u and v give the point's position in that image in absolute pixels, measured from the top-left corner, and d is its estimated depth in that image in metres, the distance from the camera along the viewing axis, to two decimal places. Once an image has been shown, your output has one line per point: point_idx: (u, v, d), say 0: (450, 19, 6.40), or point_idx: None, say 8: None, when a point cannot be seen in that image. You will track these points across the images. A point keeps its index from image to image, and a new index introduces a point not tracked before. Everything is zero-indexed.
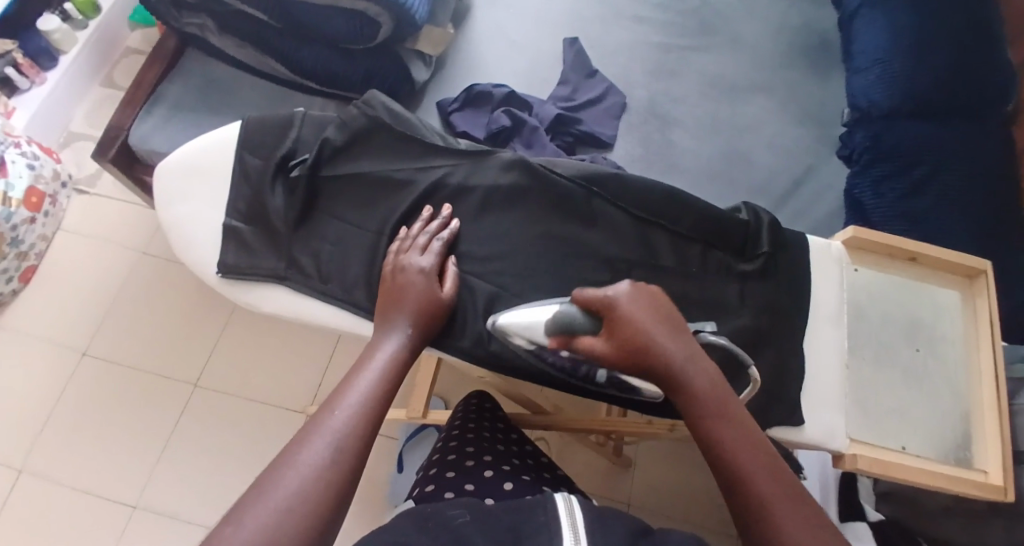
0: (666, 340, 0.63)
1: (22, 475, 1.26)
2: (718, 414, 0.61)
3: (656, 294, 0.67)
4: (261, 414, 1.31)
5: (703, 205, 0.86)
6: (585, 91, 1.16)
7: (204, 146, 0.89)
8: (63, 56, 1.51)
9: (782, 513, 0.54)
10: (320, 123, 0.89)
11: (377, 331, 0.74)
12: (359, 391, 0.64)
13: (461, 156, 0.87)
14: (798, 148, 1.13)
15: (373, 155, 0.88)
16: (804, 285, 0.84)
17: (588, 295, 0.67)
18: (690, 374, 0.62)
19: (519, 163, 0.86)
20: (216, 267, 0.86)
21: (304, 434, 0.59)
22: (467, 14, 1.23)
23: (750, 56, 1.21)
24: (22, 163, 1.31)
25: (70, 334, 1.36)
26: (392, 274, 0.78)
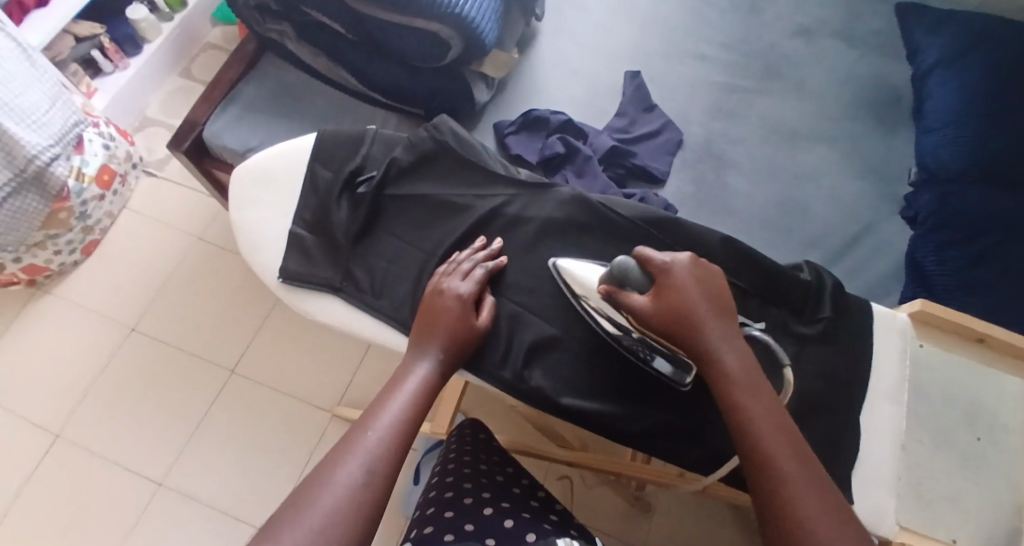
0: (711, 318, 0.69)
1: (58, 440, 1.30)
2: (752, 393, 0.65)
3: (709, 268, 0.73)
4: (289, 408, 1.33)
5: (760, 259, 0.85)
6: (642, 125, 1.16)
7: (279, 155, 0.93)
8: (147, 45, 1.58)
9: (796, 486, 0.59)
10: (390, 142, 0.91)
11: (410, 353, 0.74)
12: (393, 412, 0.66)
13: (521, 188, 0.88)
14: (858, 203, 1.10)
15: (435, 179, 0.90)
16: (864, 355, 0.82)
17: (650, 256, 0.72)
18: (726, 354, 0.67)
19: (578, 200, 0.87)
20: (278, 273, 0.87)
21: (340, 452, 0.62)
22: (535, 40, 1.25)
23: (817, 105, 1.19)
24: (98, 142, 1.36)
25: (120, 309, 1.41)
26: (431, 296, 0.78)
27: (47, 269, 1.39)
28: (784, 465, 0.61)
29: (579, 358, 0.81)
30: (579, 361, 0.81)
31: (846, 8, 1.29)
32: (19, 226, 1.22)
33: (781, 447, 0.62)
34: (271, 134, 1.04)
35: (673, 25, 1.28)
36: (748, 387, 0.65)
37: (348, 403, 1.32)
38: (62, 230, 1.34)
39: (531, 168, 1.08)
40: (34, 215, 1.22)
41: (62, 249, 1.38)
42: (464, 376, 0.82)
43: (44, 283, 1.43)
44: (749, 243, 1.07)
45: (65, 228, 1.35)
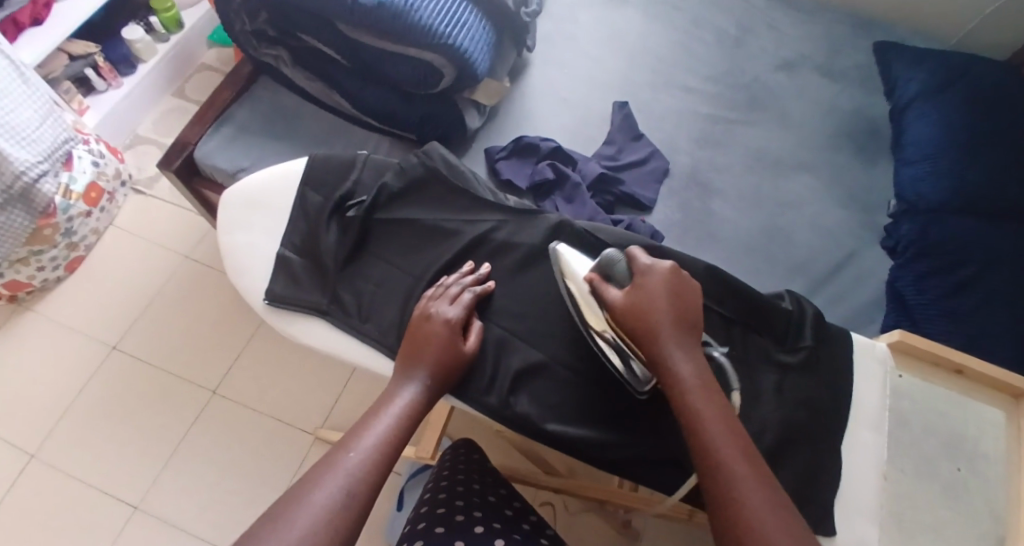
0: (671, 326, 0.69)
1: (33, 460, 1.28)
2: (705, 400, 0.65)
3: (686, 279, 0.73)
4: (271, 430, 1.31)
5: (742, 287, 0.86)
6: (629, 153, 1.17)
7: (269, 177, 0.93)
8: (141, 65, 1.59)
9: (750, 498, 0.58)
10: (380, 166, 0.92)
11: (395, 378, 0.74)
12: (375, 434, 0.66)
13: (509, 213, 0.89)
14: (841, 233, 1.12)
15: (424, 204, 0.90)
16: (845, 384, 0.83)
17: (636, 256, 0.74)
18: (682, 361, 0.67)
19: (565, 226, 0.87)
20: (264, 294, 0.87)
21: (319, 471, 0.61)
22: (526, 68, 1.27)
23: (801, 137, 1.22)
24: (88, 159, 1.36)
25: (102, 327, 1.40)
26: (419, 320, 0.78)
27: (29, 286, 1.37)
28: (733, 470, 0.60)
29: (566, 383, 0.82)
30: (566, 386, 0.82)
31: (829, 45, 1.32)
32: (3, 243, 1.21)
33: (732, 454, 0.61)
34: (263, 156, 1.04)
35: (661, 57, 1.30)
36: (702, 394, 0.65)
37: (331, 426, 1.31)
38: (46, 247, 1.33)
39: (520, 193, 1.09)
40: (19, 232, 1.22)
41: (46, 265, 1.36)
42: (452, 401, 0.82)
43: (26, 300, 1.42)
44: (734, 271, 1.08)
45: (49, 245, 1.34)
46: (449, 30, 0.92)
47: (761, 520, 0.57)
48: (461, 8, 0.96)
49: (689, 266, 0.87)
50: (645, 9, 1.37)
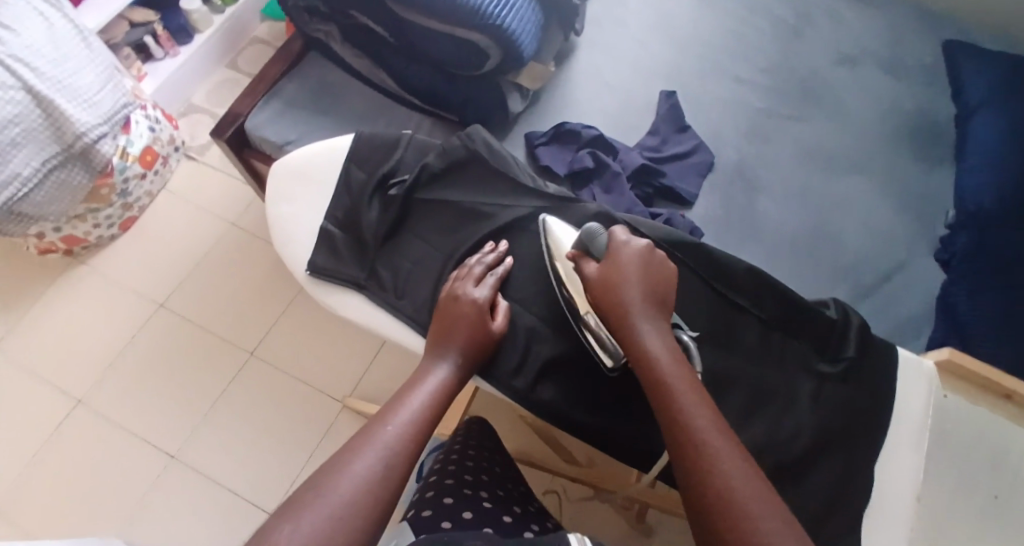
0: (641, 301, 0.71)
1: (78, 407, 1.34)
2: (674, 373, 0.66)
3: (660, 262, 0.75)
4: (303, 396, 1.35)
5: (783, 290, 0.85)
6: (673, 144, 1.16)
7: (315, 152, 0.96)
8: (198, 35, 1.64)
9: (719, 453, 0.59)
10: (423, 147, 0.94)
11: (427, 356, 0.76)
12: (409, 409, 0.68)
13: (546, 200, 0.90)
14: (891, 240, 1.10)
15: (466, 184, 0.92)
16: (884, 400, 0.82)
17: (616, 232, 0.77)
18: (653, 338, 0.69)
19: (604, 217, 0.88)
20: (306, 265, 0.90)
21: (359, 442, 0.64)
22: (573, 53, 1.26)
23: (854, 138, 1.19)
24: (145, 123, 1.41)
25: (150, 285, 1.46)
26: (447, 301, 0.80)
27: (84, 241, 1.43)
28: (705, 433, 0.61)
29: (589, 374, 0.83)
30: (591, 376, 0.83)
31: (890, 42, 1.28)
32: (61, 199, 1.26)
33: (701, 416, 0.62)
34: (311, 129, 1.06)
35: (712, 48, 1.28)
36: (672, 369, 0.66)
37: (360, 396, 1.35)
38: (103, 206, 1.39)
39: (558, 179, 1.09)
40: (78, 189, 1.27)
41: (101, 223, 1.42)
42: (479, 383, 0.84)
43: (81, 255, 1.48)
44: (774, 273, 1.07)
45: (105, 204, 1.39)
46: (496, 11, 0.92)
47: (730, 471, 0.58)
48: None
49: (728, 265, 0.86)
50: None
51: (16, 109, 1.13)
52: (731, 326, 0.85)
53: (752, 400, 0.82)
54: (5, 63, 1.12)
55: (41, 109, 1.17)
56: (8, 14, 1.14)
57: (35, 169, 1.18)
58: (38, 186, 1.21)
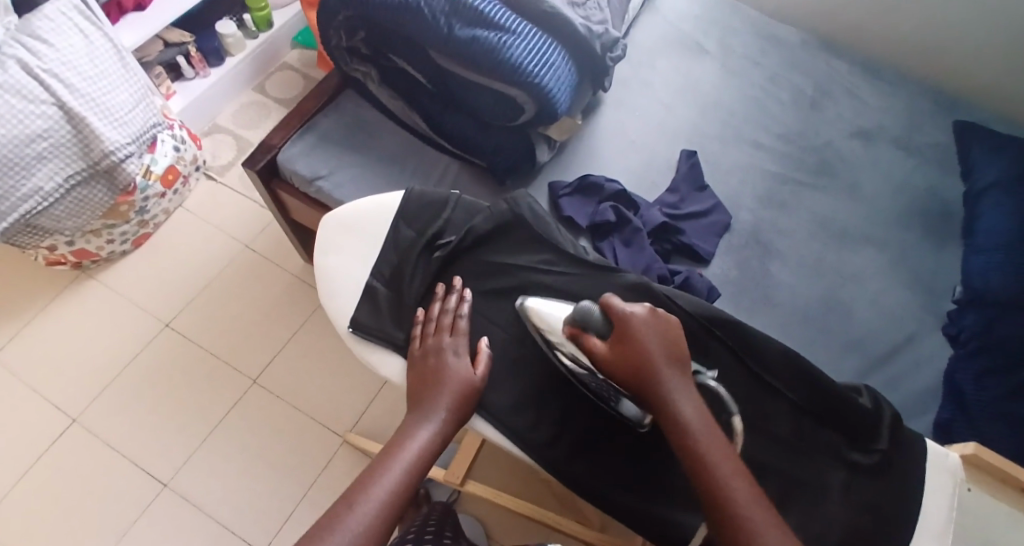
0: (665, 374, 0.73)
1: (75, 425, 1.33)
2: (709, 436, 0.70)
3: (669, 324, 0.76)
4: (304, 426, 1.34)
5: (817, 375, 0.85)
6: (691, 203, 1.18)
7: (367, 207, 0.96)
8: (229, 59, 1.68)
9: (767, 537, 0.64)
10: (470, 209, 0.95)
11: (410, 416, 0.80)
12: (384, 484, 0.73)
13: (585, 268, 0.90)
14: (900, 313, 1.11)
15: (509, 247, 0.92)
16: (914, 497, 0.81)
17: (612, 304, 0.77)
18: (685, 403, 0.72)
19: (644, 289, 0.88)
20: (348, 322, 0.90)
21: (329, 520, 0.69)
22: (599, 107, 1.29)
23: (867, 210, 1.21)
24: (170, 143, 1.43)
25: (158, 304, 1.45)
26: (425, 359, 0.84)
27: (96, 255, 1.44)
28: (746, 513, 0.66)
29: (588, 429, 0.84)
30: (608, 442, 0.84)
31: (905, 119, 1.32)
32: (81, 214, 1.26)
33: (736, 482, 0.68)
34: (341, 165, 1.08)
35: (733, 111, 1.31)
36: (704, 433, 0.70)
37: (361, 432, 1.34)
38: (120, 222, 1.39)
39: (578, 230, 1.10)
40: (98, 205, 1.27)
41: (116, 239, 1.43)
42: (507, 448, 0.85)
43: (91, 267, 1.48)
44: (785, 338, 1.08)
45: (123, 220, 1.40)
46: (536, 69, 0.94)
47: None
48: (550, 49, 0.97)
49: (763, 344, 0.86)
50: (723, 60, 1.38)
51: (46, 124, 1.14)
52: (762, 408, 0.84)
53: (785, 487, 0.81)
54: (38, 76, 1.13)
55: (71, 125, 1.17)
56: (45, 27, 1.15)
57: (58, 184, 1.19)
58: (59, 201, 1.22)
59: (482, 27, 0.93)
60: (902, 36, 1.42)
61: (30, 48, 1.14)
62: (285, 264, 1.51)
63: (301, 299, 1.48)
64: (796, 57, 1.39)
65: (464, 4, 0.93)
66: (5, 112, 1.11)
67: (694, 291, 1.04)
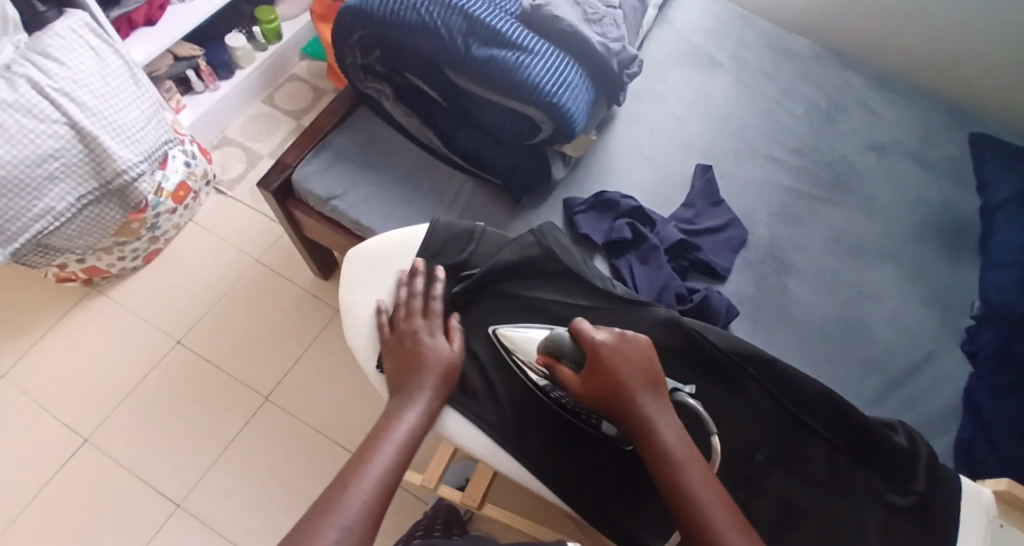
0: (640, 397, 0.74)
1: (87, 445, 1.32)
2: (688, 462, 0.71)
3: (640, 347, 0.77)
4: (315, 444, 1.33)
5: (850, 413, 0.84)
6: (706, 218, 1.17)
7: (389, 242, 0.94)
8: (238, 72, 1.68)
9: None
10: (498, 240, 0.94)
11: (394, 400, 0.81)
12: (377, 468, 0.73)
13: (616, 301, 0.90)
14: (919, 329, 1.10)
15: (538, 279, 0.92)
16: (950, 538, 0.78)
17: (581, 331, 0.77)
18: (661, 432, 0.73)
19: (675, 324, 0.87)
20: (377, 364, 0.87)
21: (321, 510, 0.68)
22: (612, 121, 1.28)
23: (884, 224, 1.19)
24: (181, 159, 1.42)
25: (170, 320, 1.45)
26: (401, 342, 0.84)
27: (107, 272, 1.43)
28: (724, 531, 0.67)
29: (604, 462, 0.84)
30: (636, 481, 0.83)
31: (921, 131, 1.30)
32: (92, 232, 1.26)
33: (716, 507, 0.69)
34: (355, 184, 1.08)
35: (747, 124, 1.30)
36: (683, 460, 0.72)
37: None
38: (131, 239, 1.39)
39: (595, 248, 1.08)
40: (110, 223, 1.27)
41: (127, 255, 1.42)
42: (531, 485, 0.84)
43: (101, 284, 1.48)
44: (804, 356, 1.06)
45: (133, 237, 1.39)
46: (554, 89, 0.93)
47: None
48: (567, 69, 0.96)
49: (795, 381, 0.85)
50: (737, 72, 1.36)
51: (57, 144, 1.14)
52: (795, 447, 0.83)
53: (821, 530, 0.79)
54: (49, 96, 1.12)
55: (83, 144, 1.17)
56: (55, 46, 1.14)
57: (70, 204, 1.19)
58: (71, 220, 1.21)
59: (498, 47, 0.93)
60: (918, 47, 1.40)
61: (39, 66, 1.13)
62: (296, 278, 1.50)
63: (311, 314, 1.47)
64: (810, 68, 1.37)
65: (481, 24, 0.92)
66: (15, 132, 1.10)
67: (713, 310, 1.02)
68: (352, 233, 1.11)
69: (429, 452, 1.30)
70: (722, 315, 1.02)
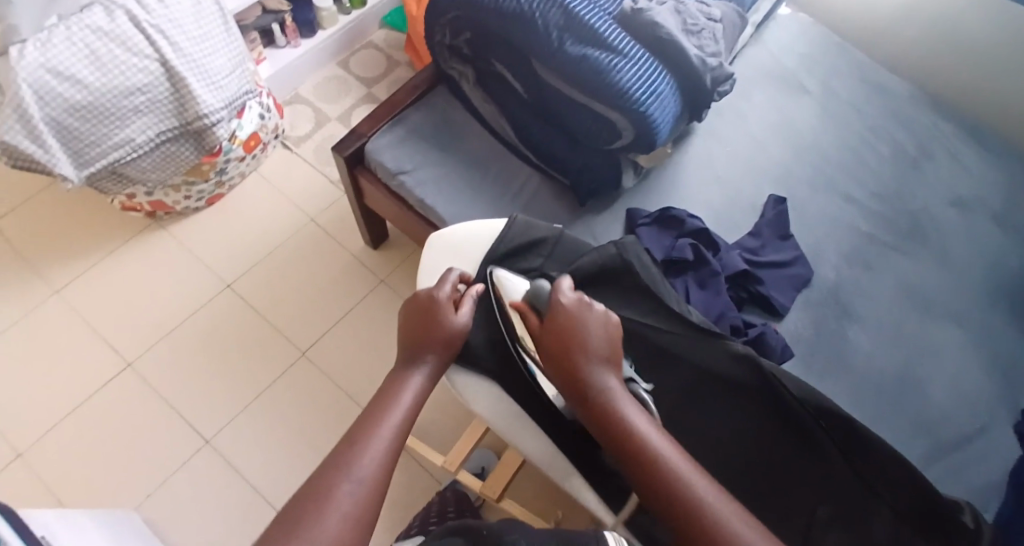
0: (601, 360, 0.74)
1: (128, 370, 1.36)
2: (644, 423, 0.70)
3: (609, 321, 0.77)
4: (344, 407, 1.35)
5: (921, 480, 0.76)
6: (772, 251, 1.13)
7: (471, 233, 0.95)
8: (321, 32, 1.69)
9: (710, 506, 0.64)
10: (574, 248, 0.94)
11: (399, 366, 0.78)
12: (390, 425, 0.70)
13: (692, 328, 0.85)
14: (977, 399, 1.04)
15: (612, 294, 0.90)
16: None
17: (559, 289, 0.78)
18: (621, 392, 0.72)
19: (750, 361, 0.82)
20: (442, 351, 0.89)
21: (333, 467, 0.65)
22: (690, 136, 1.25)
23: (958, 285, 1.14)
24: (257, 111, 1.45)
25: (223, 263, 1.48)
26: (412, 310, 0.81)
27: (171, 208, 1.46)
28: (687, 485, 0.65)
29: None
30: None
31: (1011, 193, 1.23)
32: (166, 169, 1.29)
33: (677, 463, 0.67)
34: (426, 163, 1.08)
35: (829, 159, 1.25)
36: (640, 419, 0.70)
37: None
38: (199, 181, 1.42)
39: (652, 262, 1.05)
40: (183, 162, 1.30)
41: (193, 195, 1.45)
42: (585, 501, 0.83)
43: (163, 219, 1.51)
44: (853, 408, 1.02)
45: (202, 179, 1.42)
46: (643, 97, 0.91)
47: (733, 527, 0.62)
48: (659, 77, 0.93)
49: (871, 442, 0.78)
50: (825, 105, 1.31)
51: (146, 79, 1.16)
52: (861, 509, 0.78)
53: None
54: (145, 30, 1.15)
55: (170, 82, 1.19)
56: None
57: (149, 138, 1.21)
58: (148, 153, 1.24)
59: (593, 46, 0.91)
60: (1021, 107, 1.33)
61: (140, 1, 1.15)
62: (346, 242, 1.52)
63: (356, 279, 1.48)
64: (904, 112, 1.31)
65: (579, 20, 0.91)
66: (108, 61, 1.12)
67: (768, 346, 0.99)
68: (414, 210, 1.11)
69: (451, 435, 1.30)
70: (776, 353, 1.00)
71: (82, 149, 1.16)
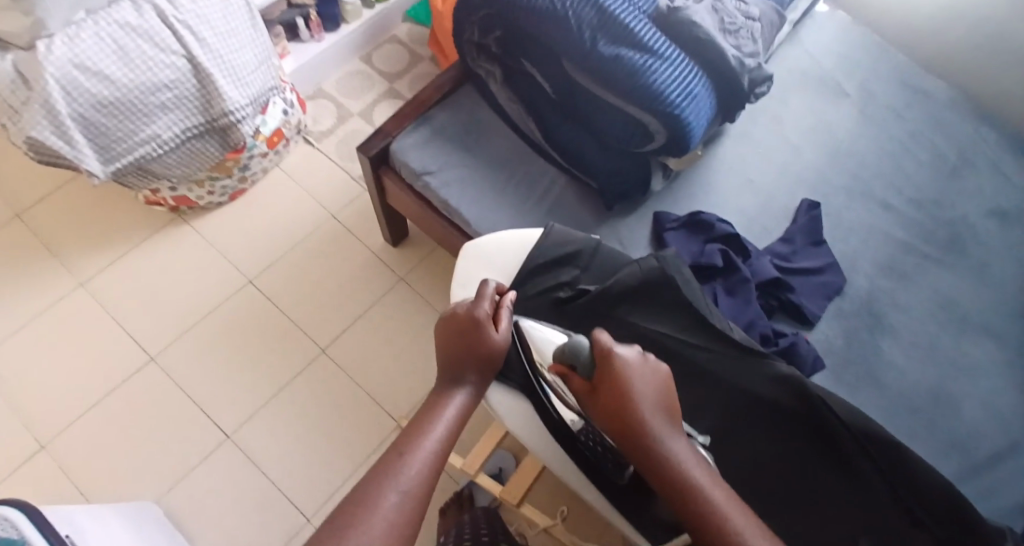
0: (659, 423, 0.66)
1: (152, 363, 1.36)
2: (715, 489, 0.63)
3: (659, 374, 0.70)
4: (363, 406, 1.34)
5: (968, 511, 0.73)
6: (804, 258, 1.10)
7: (505, 242, 0.96)
8: (344, 26, 1.68)
9: None
10: (612, 261, 0.95)
11: (441, 384, 0.75)
12: (434, 438, 0.67)
13: (733, 347, 0.83)
14: (1013, 418, 1.01)
15: (647, 309, 0.89)
16: None
17: (601, 340, 0.71)
18: (684, 458, 0.65)
19: (793, 384, 0.79)
20: None
21: (378, 475, 0.62)
22: (720, 138, 1.22)
23: (995, 298, 1.10)
24: (280, 106, 1.44)
25: (244, 258, 1.47)
26: (451, 322, 0.78)
27: (194, 203, 1.46)
28: None
29: None
30: None
31: None
32: (190, 164, 1.29)
33: (753, 533, 0.60)
34: (451, 164, 1.06)
35: (865, 165, 1.22)
36: (709, 485, 0.63)
37: None
38: (223, 176, 1.42)
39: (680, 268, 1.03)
40: (208, 158, 1.30)
41: (216, 191, 1.45)
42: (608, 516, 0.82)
43: (186, 213, 1.51)
44: (884, 423, 0.99)
45: (226, 175, 1.42)
46: (678, 100, 0.89)
47: None
48: (694, 79, 0.91)
49: (917, 467, 0.75)
50: (861, 108, 1.27)
51: (172, 75, 1.16)
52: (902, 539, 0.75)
53: None
54: (173, 26, 1.14)
55: (196, 78, 1.19)
56: None
57: (174, 133, 1.21)
58: (173, 149, 1.24)
59: (627, 46, 0.89)
60: None
61: None
62: (367, 241, 1.51)
63: (377, 278, 1.47)
64: (943, 117, 1.27)
65: (614, 19, 0.89)
66: (135, 57, 1.12)
67: (799, 358, 0.97)
68: (439, 212, 1.10)
69: (469, 437, 1.29)
70: (805, 364, 0.97)
71: (108, 143, 1.16)
